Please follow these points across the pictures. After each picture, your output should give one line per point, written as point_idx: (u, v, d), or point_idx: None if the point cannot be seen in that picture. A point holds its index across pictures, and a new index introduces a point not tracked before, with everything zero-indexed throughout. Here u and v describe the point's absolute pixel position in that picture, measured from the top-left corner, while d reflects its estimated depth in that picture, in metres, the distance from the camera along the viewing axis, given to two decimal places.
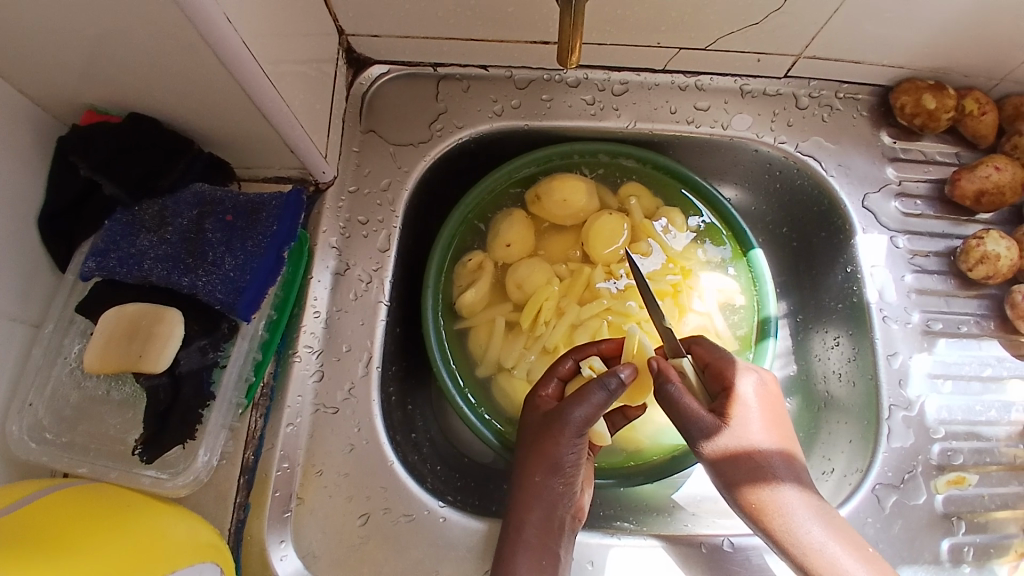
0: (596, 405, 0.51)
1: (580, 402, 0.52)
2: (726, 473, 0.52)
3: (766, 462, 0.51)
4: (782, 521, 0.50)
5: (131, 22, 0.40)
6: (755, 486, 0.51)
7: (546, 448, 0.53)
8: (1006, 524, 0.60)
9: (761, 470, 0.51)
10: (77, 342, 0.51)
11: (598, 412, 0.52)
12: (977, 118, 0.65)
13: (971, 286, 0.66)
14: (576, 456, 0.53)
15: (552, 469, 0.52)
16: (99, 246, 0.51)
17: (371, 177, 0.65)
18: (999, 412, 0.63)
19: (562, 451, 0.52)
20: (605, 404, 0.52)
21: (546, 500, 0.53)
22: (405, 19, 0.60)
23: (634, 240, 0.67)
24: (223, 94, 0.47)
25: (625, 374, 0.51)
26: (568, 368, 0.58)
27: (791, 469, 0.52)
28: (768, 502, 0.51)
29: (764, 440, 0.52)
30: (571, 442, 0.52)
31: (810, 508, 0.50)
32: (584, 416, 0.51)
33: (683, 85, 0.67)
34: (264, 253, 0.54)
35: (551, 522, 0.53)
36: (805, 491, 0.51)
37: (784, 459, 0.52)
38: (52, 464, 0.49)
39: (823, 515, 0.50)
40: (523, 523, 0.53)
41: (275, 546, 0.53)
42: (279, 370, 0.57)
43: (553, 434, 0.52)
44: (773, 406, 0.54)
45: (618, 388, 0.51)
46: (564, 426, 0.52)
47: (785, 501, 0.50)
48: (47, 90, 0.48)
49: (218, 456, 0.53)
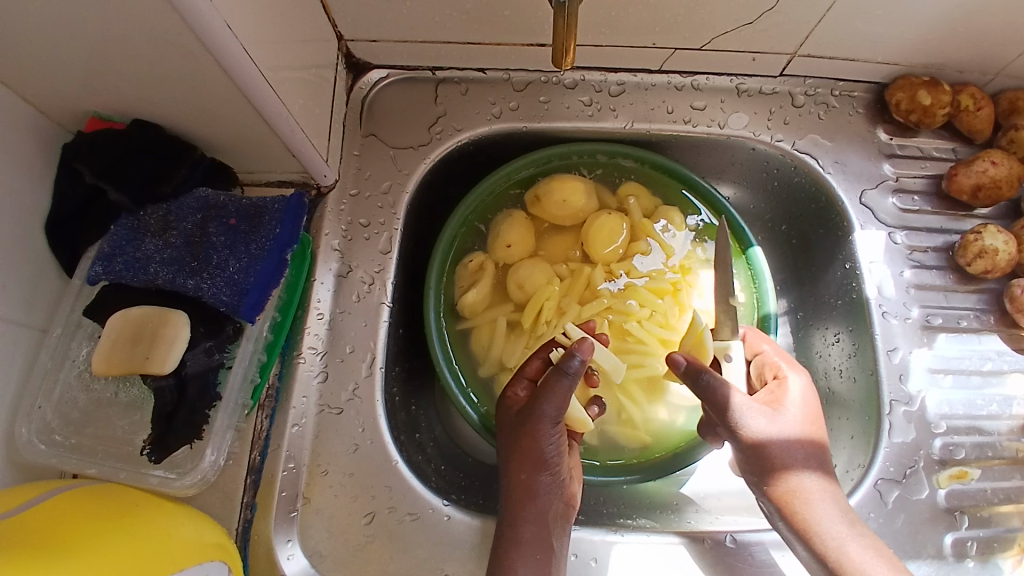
0: (561, 392, 0.53)
1: (549, 395, 0.53)
2: (759, 457, 0.53)
3: (800, 451, 0.53)
4: (807, 513, 0.51)
5: (135, 30, 0.41)
6: (784, 473, 0.52)
7: (528, 445, 0.53)
8: (1010, 517, 0.60)
9: (793, 458, 0.52)
10: (84, 345, 0.52)
11: (566, 400, 0.53)
12: (973, 113, 0.66)
13: (970, 280, 0.66)
14: (557, 449, 0.54)
15: (539, 465, 0.53)
16: (105, 251, 0.52)
17: (372, 180, 0.65)
18: (1000, 405, 0.63)
19: (542, 445, 0.53)
20: (571, 389, 0.53)
21: (537, 495, 0.53)
22: (403, 24, 0.60)
23: (633, 240, 0.67)
24: (225, 100, 0.48)
25: (581, 355, 0.53)
26: (537, 366, 0.58)
27: (817, 460, 0.53)
28: (797, 492, 0.52)
29: (802, 432, 0.53)
30: (548, 436, 0.53)
31: (834, 502, 0.51)
32: (555, 407, 0.53)
33: (679, 85, 0.68)
34: (266, 256, 0.54)
35: (543, 517, 0.53)
36: (828, 483, 0.52)
37: (818, 451, 0.53)
38: (61, 466, 0.50)
39: (846, 512, 0.51)
40: (516, 521, 0.53)
41: (282, 546, 0.54)
42: (283, 372, 0.58)
43: (530, 431, 0.53)
44: (815, 401, 0.55)
45: (579, 368, 0.52)
46: (539, 420, 0.53)
47: (813, 492, 0.52)
48: (52, 99, 0.49)
49: (224, 456, 0.54)
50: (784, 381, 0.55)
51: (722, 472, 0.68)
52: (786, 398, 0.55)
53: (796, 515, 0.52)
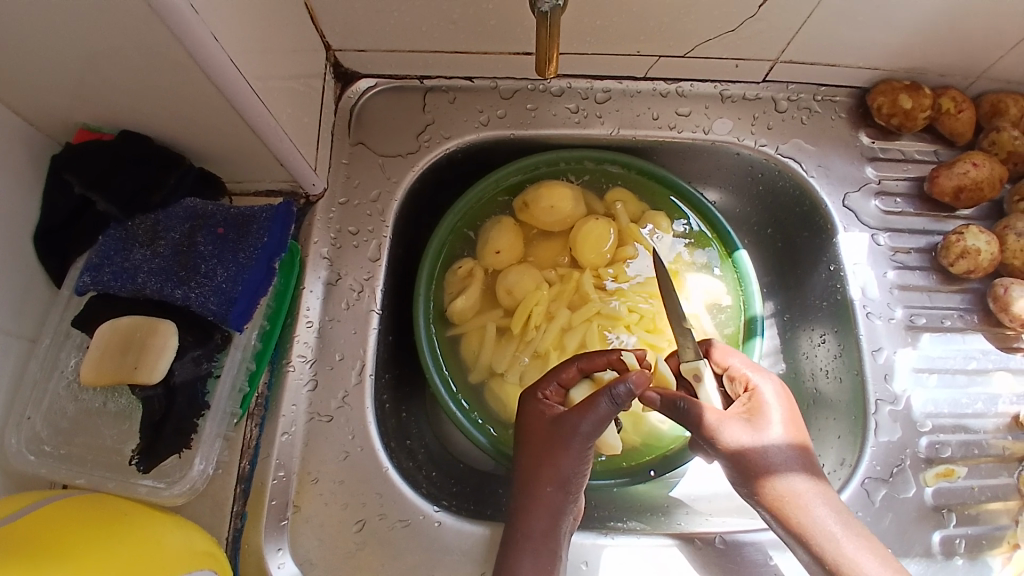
0: (601, 415, 0.52)
1: (590, 416, 0.52)
2: (746, 468, 0.52)
3: (783, 455, 0.52)
4: (802, 517, 0.51)
5: (123, 42, 0.41)
6: (772, 480, 0.52)
7: (552, 458, 0.53)
8: (997, 515, 0.61)
9: (778, 463, 0.52)
10: (73, 355, 0.52)
11: (604, 424, 0.52)
12: (954, 116, 0.67)
13: (954, 280, 0.67)
14: (582, 468, 0.53)
15: (563, 482, 0.53)
16: (93, 261, 0.53)
17: (361, 189, 0.66)
18: (986, 404, 0.64)
19: (571, 461, 0.53)
20: (613, 414, 0.52)
21: (552, 507, 0.53)
22: (391, 33, 0.61)
23: (621, 244, 0.68)
24: (212, 110, 0.49)
25: (632, 384, 0.51)
26: (572, 373, 0.57)
27: (803, 461, 0.52)
28: (790, 498, 0.51)
29: (784, 436, 0.52)
30: (577, 456, 0.53)
31: (828, 504, 0.51)
32: (592, 428, 0.52)
33: (664, 92, 0.69)
34: (255, 264, 0.55)
35: (553, 526, 0.53)
36: (816, 483, 0.52)
37: (804, 453, 0.52)
38: (51, 476, 0.50)
39: (841, 512, 0.51)
40: (526, 527, 0.53)
41: (273, 554, 0.54)
42: (273, 380, 0.58)
43: (560, 448, 0.53)
44: (791, 402, 0.55)
45: (625, 398, 0.51)
46: (572, 439, 0.52)
47: (805, 496, 0.51)
48: (40, 110, 0.49)
49: (213, 465, 0.54)
50: (756, 390, 0.55)
51: (712, 474, 0.68)
52: (763, 406, 0.54)
53: (792, 521, 0.51)
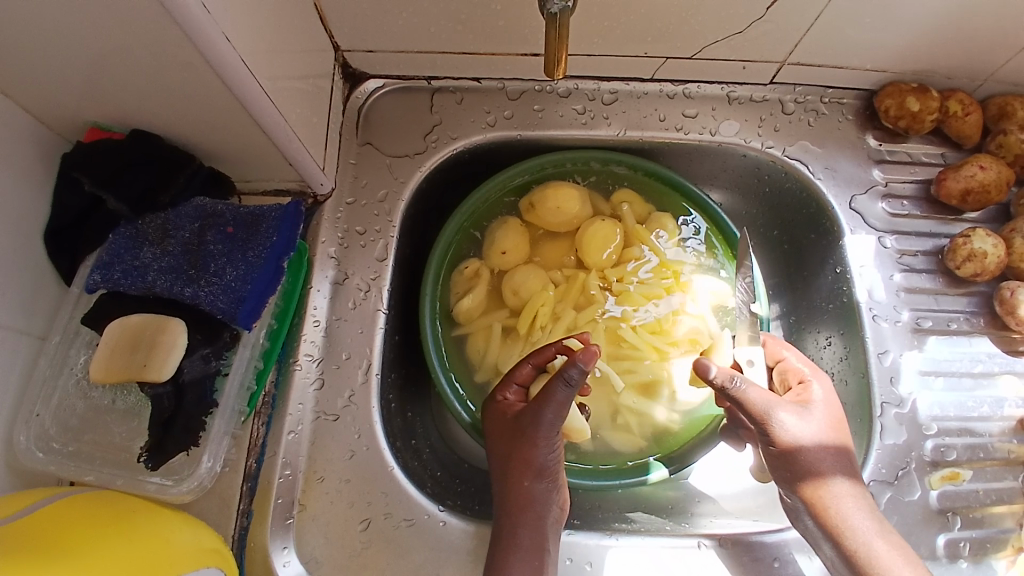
0: (561, 400, 0.52)
1: (550, 406, 0.53)
2: (799, 458, 0.53)
3: (831, 451, 0.54)
4: (840, 514, 0.52)
5: (136, 42, 0.42)
6: (818, 477, 0.53)
7: (527, 451, 0.54)
8: (1003, 518, 0.61)
9: (825, 458, 0.53)
10: (82, 353, 0.53)
11: (565, 409, 0.53)
12: (961, 118, 0.67)
13: (960, 283, 0.67)
14: (554, 455, 0.55)
15: (539, 472, 0.54)
16: (104, 259, 0.53)
17: (368, 189, 0.66)
18: (992, 407, 0.63)
19: (542, 451, 0.54)
20: (570, 398, 0.53)
21: (537, 498, 0.54)
22: (399, 34, 0.61)
23: (626, 246, 0.68)
24: (223, 110, 0.49)
25: (583, 364, 0.51)
26: (527, 371, 0.58)
27: (846, 461, 0.54)
28: (835, 494, 0.52)
29: (833, 434, 0.54)
30: (545, 444, 0.54)
31: (865, 504, 0.53)
32: (554, 414, 0.53)
33: (671, 93, 0.69)
34: (265, 263, 0.55)
35: (541, 520, 0.54)
36: (854, 484, 0.53)
37: (847, 451, 0.55)
38: (59, 473, 0.50)
39: (875, 512, 0.53)
40: (518, 524, 0.53)
41: (278, 553, 0.54)
42: (280, 379, 0.58)
43: (529, 441, 0.54)
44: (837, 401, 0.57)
45: (580, 378, 0.51)
46: (540, 429, 0.53)
47: (847, 494, 0.52)
48: (51, 109, 0.49)
49: (220, 463, 0.54)
50: (809, 386, 0.57)
51: (716, 475, 0.69)
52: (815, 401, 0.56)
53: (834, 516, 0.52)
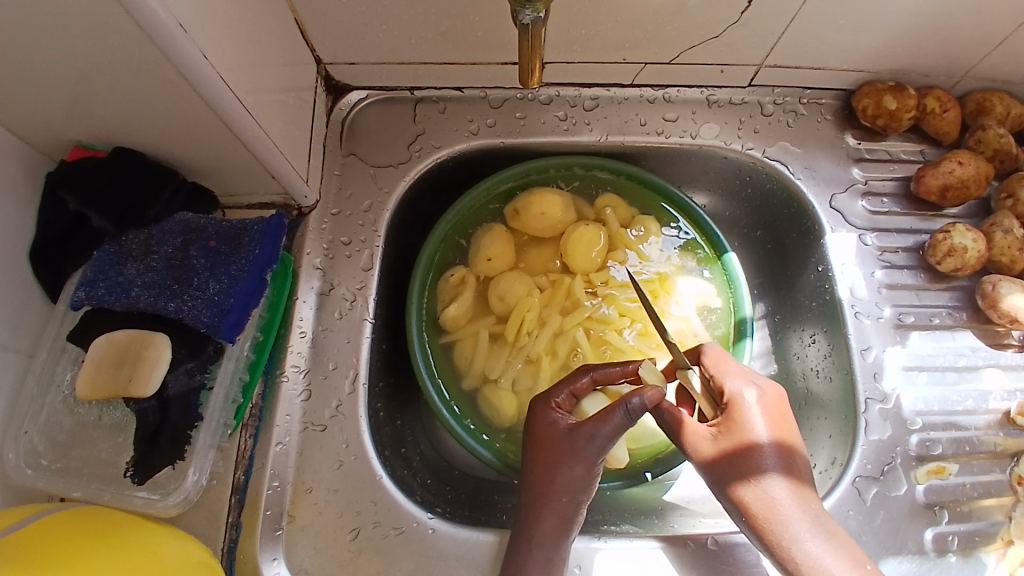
0: (616, 425, 0.53)
1: (608, 431, 0.53)
2: (723, 476, 0.52)
3: (747, 468, 0.51)
4: (764, 532, 0.50)
5: (114, 60, 0.42)
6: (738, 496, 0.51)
7: (564, 469, 0.53)
8: (990, 512, 0.61)
9: (741, 477, 0.51)
10: (69, 370, 0.53)
11: (618, 435, 0.53)
12: (939, 115, 0.67)
13: (942, 279, 0.67)
14: (592, 478, 0.54)
15: (573, 491, 0.53)
16: (89, 276, 0.54)
17: (353, 200, 0.67)
18: (977, 401, 0.64)
19: (582, 472, 0.53)
20: (625, 426, 0.54)
21: (563, 519, 0.53)
22: (380, 45, 0.62)
23: (611, 249, 0.69)
24: (204, 126, 0.49)
25: (646, 398, 0.53)
26: (584, 384, 0.58)
27: (771, 478, 0.51)
28: (766, 508, 0.50)
29: (748, 451, 0.51)
30: (593, 465, 0.53)
31: (805, 512, 0.49)
32: (606, 438, 0.53)
33: (651, 98, 0.70)
34: (246, 276, 0.55)
35: (562, 536, 0.53)
36: (782, 502, 0.50)
37: (784, 458, 0.51)
38: (48, 489, 0.51)
39: (819, 520, 0.49)
40: (532, 536, 0.53)
41: (268, 563, 0.54)
42: (267, 391, 0.59)
43: (574, 459, 0.53)
44: (765, 415, 0.53)
45: (637, 410, 0.53)
46: (586, 448, 0.53)
47: (780, 505, 0.50)
48: (34, 129, 0.50)
49: (206, 476, 0.54)
50: (729, 403, 0.54)
51: None
52: (734, 418, 0.53)
53: (767, 532, 0.50)
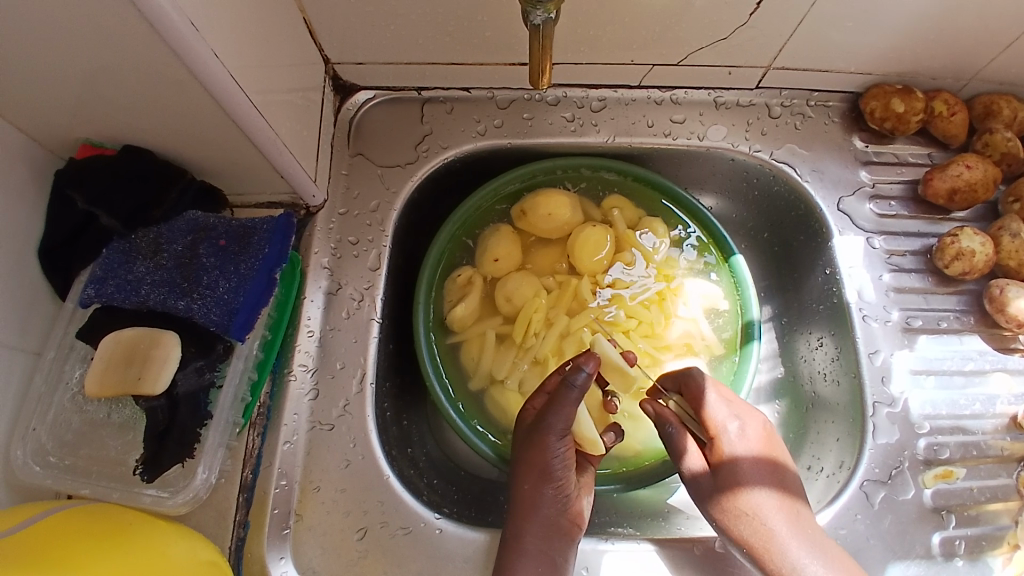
0: (567, 404, 0.55)
1: (556, 408, 0.55)
2: (715, 507, 0.54)
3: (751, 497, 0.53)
4: (768, 559, 0.51)
5: (126, 60, 0.42)
6: (740, 522, 0.52)
7: (534, 454, 0.55)
8: (997, 515, 0.61)
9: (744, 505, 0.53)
10: (77, 368, 0.53)
11: (570, 413, 0.55)
12: (947, 119, 0.67)
13: (950, 283, 0.67)
14: (563, 461, 0.55)
15: (542, 475, 0.55)
16: (98, 274, 0.54)
17: (360, 199, 0.67)
18: (984, 405, 0.64)
19: (548, 456, 0.55)
20: (576, 402, 0.55)
21: (539, 504, 0.54)
22: (388, 46, 0.62)
23: (618, 251, 0.68)
24: (214, 126, 0.50)
25: (588, 367, 0.55)
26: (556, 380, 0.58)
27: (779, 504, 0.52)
28: (761, 540, 0.51)
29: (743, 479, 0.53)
30: (558, 443, 0.55)
31: (801, 541, 0.51)
32: (559, 417, 0.55)
33: (658, 100, 0.70)
34: (255, 275, 0.55)
35: (545, 528, 0.54)
36: (787, 525, 0.51)
37: (775, 491, 0.53)
38: (56, 487, 0.51)
39: (816, 548, 0.50)
40: (520, 531, 0.54)
41: (275, 563, 0.54)
42: (275, 390, 0.59)
43: (539, 440, 0.55)
44: (756, 443, 0.55)
45: (584, 382, 0.55)
46: (545, 431, 0.55)
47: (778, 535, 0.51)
48: (44, 128, 0.50)
49: (216, 474, 0.54)
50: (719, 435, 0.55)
51: None
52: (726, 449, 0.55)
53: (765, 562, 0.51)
